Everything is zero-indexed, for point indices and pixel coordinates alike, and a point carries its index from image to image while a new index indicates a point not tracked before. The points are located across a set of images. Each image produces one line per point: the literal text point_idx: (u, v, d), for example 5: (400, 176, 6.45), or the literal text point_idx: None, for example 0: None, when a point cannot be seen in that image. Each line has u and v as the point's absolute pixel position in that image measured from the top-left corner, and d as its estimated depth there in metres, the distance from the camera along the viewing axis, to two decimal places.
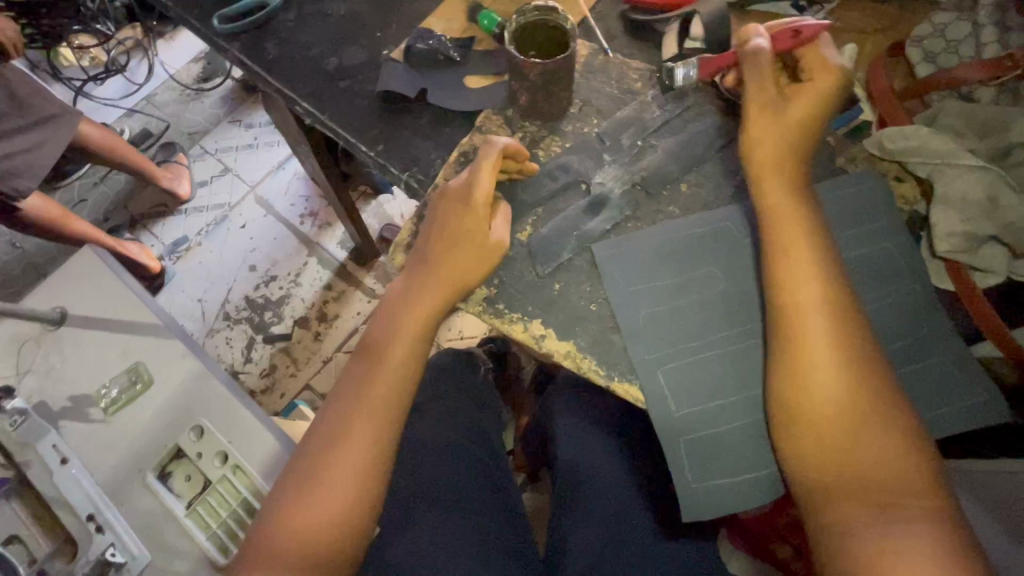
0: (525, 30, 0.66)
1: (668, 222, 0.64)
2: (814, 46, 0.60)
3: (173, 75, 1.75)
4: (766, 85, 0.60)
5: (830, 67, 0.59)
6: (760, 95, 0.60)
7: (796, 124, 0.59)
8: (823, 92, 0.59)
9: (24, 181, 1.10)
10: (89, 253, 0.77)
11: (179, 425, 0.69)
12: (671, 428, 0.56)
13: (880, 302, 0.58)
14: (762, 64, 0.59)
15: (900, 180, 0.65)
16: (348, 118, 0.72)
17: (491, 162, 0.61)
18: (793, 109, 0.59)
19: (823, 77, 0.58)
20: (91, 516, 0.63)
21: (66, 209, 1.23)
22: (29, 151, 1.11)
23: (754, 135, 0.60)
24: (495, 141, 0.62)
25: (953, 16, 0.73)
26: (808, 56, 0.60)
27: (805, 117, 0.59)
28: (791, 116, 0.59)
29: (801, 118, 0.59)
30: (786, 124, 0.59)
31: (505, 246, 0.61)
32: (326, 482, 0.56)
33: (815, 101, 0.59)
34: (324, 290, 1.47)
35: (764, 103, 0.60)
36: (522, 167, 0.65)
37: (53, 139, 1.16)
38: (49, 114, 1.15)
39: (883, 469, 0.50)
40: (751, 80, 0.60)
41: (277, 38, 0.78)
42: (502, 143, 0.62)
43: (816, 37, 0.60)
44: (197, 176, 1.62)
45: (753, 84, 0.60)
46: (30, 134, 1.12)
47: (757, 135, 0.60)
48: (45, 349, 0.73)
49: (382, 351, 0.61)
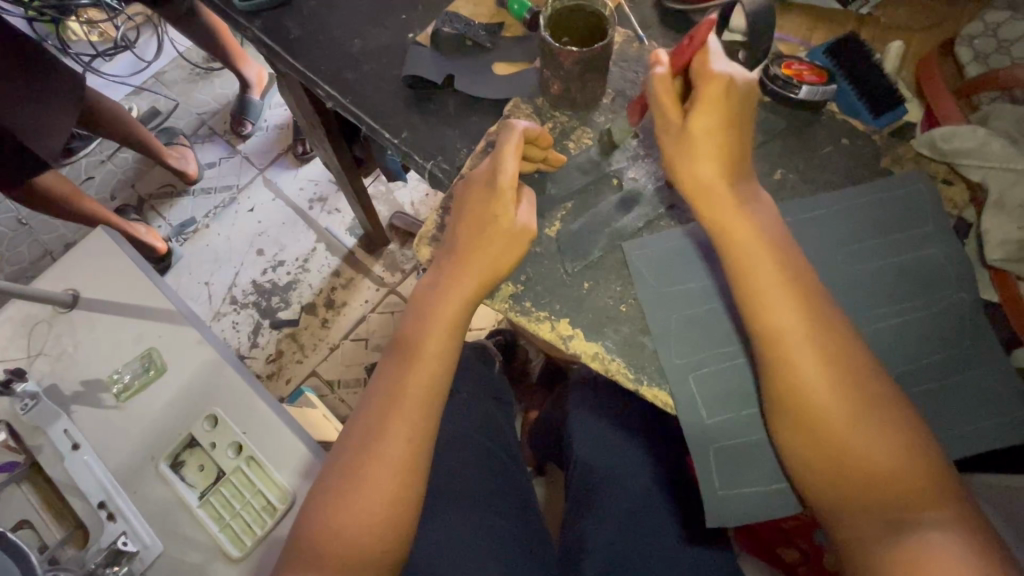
0: (561, 15, 0.63)
1: (702, 221, 0.62)
2: (707, 50, 0.55)
3: (182, 53, 1.72)
4: (660, 106, 0.56)
5: (715, 73, 0.54)
6: (663, 122, 0.57)
7: (707, 137, 0.54)
8: (719, 97, 0.53)
9: (53, 141, 1.04)
10: (101, 233, 0.75)
11: (192, 413, 0.68)
12: (701, 435, 0.54)
13: (925, 311, 0.56)
14: (660, 85, 0.56)
15: (949, 183, 0.63)
16: (371, 103, 0.70)
17: (515, 144, 0.58)
18: (693, 122, 0.54)
19: (709, 87, 0.53)
20: (103, 504, 0.63)
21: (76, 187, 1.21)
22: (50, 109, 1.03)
23: (672, 156, 0.56)
24: (516, 124, 0.59)
25: (1007, 15, 0.73)
26: (695, 65, 0.55)
27: (708, 127, 0.54)
28: (693, 129, 0.54)
29: (705, 132, 0.54)
30: (696, 141, 0.54)
31: (533, 231, 0.59)
32: (364, 484, 0.55)
33: (715, 111, 0.54)
34: (332, 277, 1.45)
35: (665, 124, 0.56)
36: (547, 156, 0.63)
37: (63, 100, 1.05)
38: (52, 73, 1.03)
39: (897, 478, 0.49)
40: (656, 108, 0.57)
41: (299, 17, 0.75)
42: (523, 125, 0.59)
43: (705, 43, 0.55)
44: (206, 157, 1.59)
45: (655, 108, 0.57)
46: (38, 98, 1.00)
47: (676, 158, 0.56)
48: (57, 332, 0.71)
49: (410, 348, 0.59)
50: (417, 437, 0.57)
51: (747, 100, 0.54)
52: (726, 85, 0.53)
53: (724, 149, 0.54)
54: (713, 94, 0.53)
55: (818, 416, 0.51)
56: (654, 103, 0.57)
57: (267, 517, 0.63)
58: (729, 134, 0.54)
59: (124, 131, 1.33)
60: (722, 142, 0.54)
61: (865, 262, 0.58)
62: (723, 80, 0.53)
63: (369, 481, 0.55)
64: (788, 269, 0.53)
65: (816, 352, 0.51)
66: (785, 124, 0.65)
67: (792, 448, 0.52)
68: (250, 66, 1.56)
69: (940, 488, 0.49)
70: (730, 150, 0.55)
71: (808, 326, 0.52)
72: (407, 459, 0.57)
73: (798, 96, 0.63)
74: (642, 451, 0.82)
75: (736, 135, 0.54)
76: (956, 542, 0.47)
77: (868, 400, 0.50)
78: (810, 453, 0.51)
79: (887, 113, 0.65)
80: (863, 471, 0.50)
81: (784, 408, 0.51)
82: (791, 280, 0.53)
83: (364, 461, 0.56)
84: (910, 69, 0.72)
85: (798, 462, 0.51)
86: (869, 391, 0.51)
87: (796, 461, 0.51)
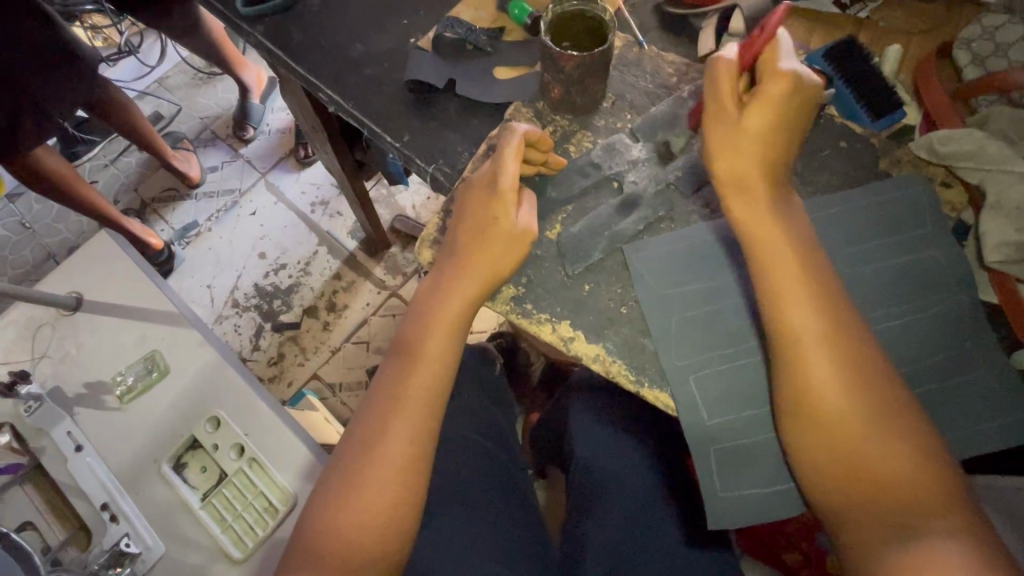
0: (561, 20, 0.64)
1: (702, 224, 0.62)
2: (775, 47, 0.55)
3: (185, 58, 1.73)
4: (719, 92, 0.56)
5: (782, 70, 0.54)
6: (717, 108, 0.57)
7: (756, 137, 0.55)
8: (780, 97, 0.54)
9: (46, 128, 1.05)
10: (105, 237, 0.76)
11: (195, 415, 0.68)
12: (702, 436, 0.55)
13: (924, 313, 0.57)
14: (723, 71, 0.56)
15: (948, 186, 0.64)
16: (373, 107, 0.70)
17: (515, 147, 0.58)
18: (751, 115, 0.54)
19: (773, 83, 0.53)
20: (105, 505, 0.63)
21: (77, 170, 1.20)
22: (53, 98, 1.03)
23: (716, 144, 0.56)
24: (517, 127, 0.60)
25: (1005, 18, 0.72)
26: (765, 56, 0.55)
27: (760, 127, 0.54)
28: (746, 125, 0.55)
29: (759, 128, 0.54)
30: (745, 135, 0.55)
31: (533, 233, 0.59)
32: (370, 486, 0.56)
33: (771, 110, 0.54)
34: (333, 280, 1.46)
35: (719, 111, 0.57)
36: (547, 159, 0.63)
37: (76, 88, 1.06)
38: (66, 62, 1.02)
39: (903, 483, 0.50)
40: (711, 94, 0.57)
41: (301, 22, 0.76)
42: (523, 129, 0.59)
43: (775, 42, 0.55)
44: (208, 161, 1.60)
45: (712, 95, 0.57)
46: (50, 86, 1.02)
47: (718, 148, 0.56)
48: (60, 335, 0.72)
49: (413, 350, 0.60)
50: (420, 438, 0.58)
51: (803, 107, 0.55)
52: (788, 87, 0.53)
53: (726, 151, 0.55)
54: (775, 92, 0.54)
55: (826, 418, 0.51)
56: (713, 90, 0.57)
57: (269, 520, 0.63)
58: (777, 137, 0.55)
59: (127, 121, 1.31)
60: (770, 142, 0.55)
61: (864, 264, 0.58)
62: (787, 79, 0.53)
63: (376, 482, 0.56)
64: (787, 271, 0.53)
65: (822, 354, 0.51)
66: None
67: (797, 450, 0.52)
68: (249, 70, 1.56)
69: (942, 491, 0.49)
70: (772, 151, 0.55)
71: (808, 328, 0.52)
72: (410, 461, 0.57)
73: None
74: (644, 453, 0.82)
75: (784, 139, 0.55)
76: (960, 546, 0.47)
77: (871, 402, 0.51)
78: (816, 455, 0.51)
79: (886, 116, 0.65)
80: (868, 474, 0.50)
81: (792, 410, 0.52)
82: (792, 282, 0.53)
83: (369, 463, 0.56)
84: (907, 72, 0.72)
85: (804, 463, 0.52)
86: (872, 393, 0.51)
87: (801, 463, 0.52)
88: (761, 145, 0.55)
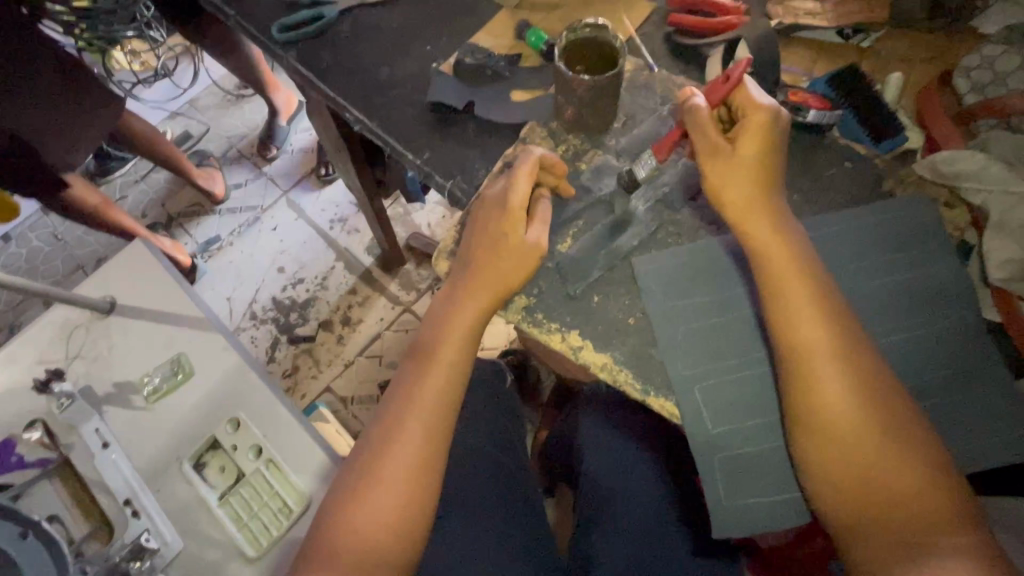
0: (574, 45, 0.67)
1: (709, 238, 0.64)
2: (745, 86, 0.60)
3: (216, 80, 1.82)
4: (707, 131, 0.58)
5: (761, 105, 0.58)
6: (706, 145, 0.59)
7: (753, 165, 0.57)
8: (766, 126, 0.57)
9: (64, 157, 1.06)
10: (140, 245, 0.80)
11: (216, 417, 0.71)
12: (707, 445, 0.56)
13: (927, 329, 0.58)
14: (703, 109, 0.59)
15: (950, 206, 0.67)
16: (395, 126, 0.75)
17: (529, 169, 0.62)
18: (743, 148, 0.57)
19: (757, 115, 0.57)
20: (128, 501, 0.65)
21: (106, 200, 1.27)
22: (67, 132, 1.05)
23: (713, 180, 0.58)
24: (533, 150, 0.63)
25: (1002, 49, 0.73)
26: (738, 98, 0.60)
27: (752, 156, 0.57)
28: (741, 155, 0.57)
29: (752, 157, 0.57)
30: (740, 165, 0.57)
31: (543, 249, 0.61)
32: (386, 486, 0.58)
33: (759, 138, 0.57)
34: (349, 294, 1.49)
35: (712, 147, 0.59)
36: (559, 183, 0.66)
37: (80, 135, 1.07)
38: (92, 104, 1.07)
39: (907, 499, 0.51)
40: (695, 133, 0.60)
41: (332, 48, 0.81)
42: (541, 152, 0.63)
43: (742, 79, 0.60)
44: (232, 178, 1.67)
45: (697, 133, 0.59)
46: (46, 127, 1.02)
47: (718, 182, 0.58)
48: (94, 336, 0.75)
49: (428, 355, 0.62)
50: (431, 443, 0.60)
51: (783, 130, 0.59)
52: (771, 116, 0.57)
53: (732, 178, 0.58)
54: (760, 122, 0.57)
55: (835, 431, 0.52)
56: (697, 128, 0.59)
57: (284, 519, 0.65)
58: (768, 160, 0.58)
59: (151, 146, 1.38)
60: (760, 170, 0.58)
61: (867, 280, 0.60)
62: (769, 110, 0.57)
63: (390, 483, 0.58)
64: (791, 284, 0.55)
65: (827, 367, 0.53)
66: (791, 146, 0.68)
67: (806, 463, 0.53)
68: (281, 93, 1.61)
69: (947, 505, 0.50)
70: (761, 177, 0.58)
71: (807, 343, 0.54)
72: (424, 463, 0.59)
73: (807, 119, 0.66)
74: (651, 466, 0.83)
75: (774, 163, 0.58)
76: (962, 560, 0.48)
77: (874, 415, 0.52)
78: (822, 467, 0.52)
79: (887, 141, 0.68)
80: (870, 486, 0.52)
81: (803, 423, 0.53)
82: (797, 295, 0.55)
83: (384, 463, 0.58)
84: (909, 99, 0.74)
85: (811, 475, 0.53)
86: (877, 407, 0.52)
87: (810, 476, 0.53)
88: (756, 169, 0.58)
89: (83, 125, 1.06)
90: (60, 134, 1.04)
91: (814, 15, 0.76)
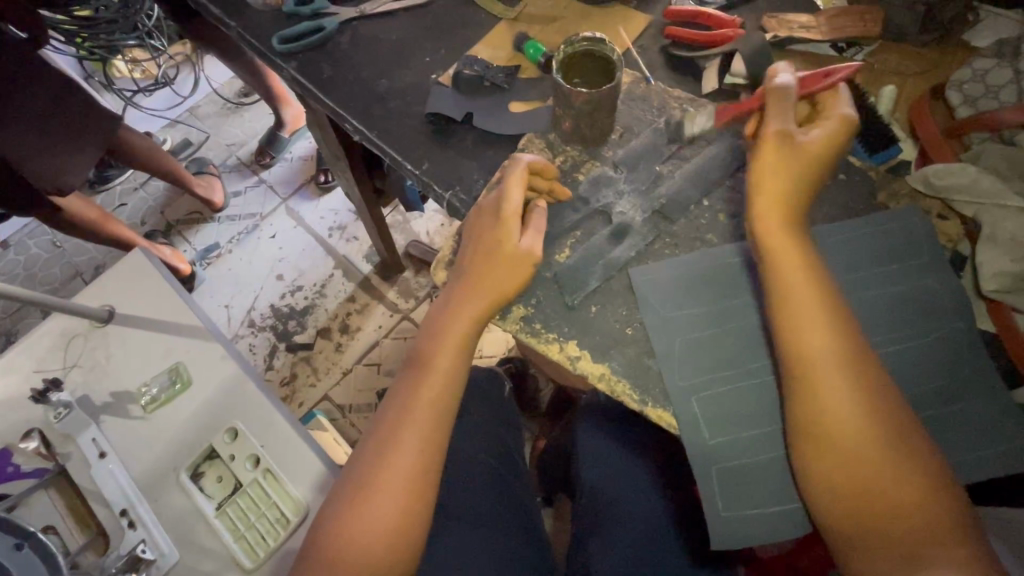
0: (571, 58, 0.68)
1: (706, 249, 0.65)
2: (836, 91, 0.60)
3: (215, 89, 1.83)
4: (781, 112, 0.58)
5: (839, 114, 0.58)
6: (777, 123, 0.58)
7: (813, 160, 0.58)
8: (832, 136, 0.58)
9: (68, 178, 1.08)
10: (139, 255, 0.80)
11: (214, 426, 0.71)
12: (704, 456, 0.56)
13: (923, 340, 0.58)
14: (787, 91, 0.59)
15: (943, 218, 0.66)
16: (394, 137, 0.75)
17: (519, 175, 0.63)
18: (807, 144, 0.57)
19: (831, 123, 0.58)
20: (125, 511, 0.65)
21: (104, 211, 1.29)
22: (70, 152, 1.07)
23: (766, 164, 0.58)
24: (520, 158, 0.65)
25: (994, 62, 0.75)
26: (826, 100, 0.60)
27: (807, 158, 0.58)
28: (807, 146, 0.58)
29: (810, 158, 0.58)
30: (796, 162, 0.58)
31: (535, 254, 0.62)
32: (385, 496, 0.57)
33: (832, 140, 0.58)
34: (347, 302, 1.50)
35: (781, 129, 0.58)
36: (552, 188, 0.66)
37: (74, 160, 1.08)
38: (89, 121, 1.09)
39: (906, 510, 0.51)
40: (772, 109, 0.59)
41: (332, 59, 0.81)
42: (527, 159, 0.64)
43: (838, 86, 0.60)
44: (232, 186, 1.68)
45: (772, 112, 0.59)
46: (44, 149, 1.02)
47: (769, 169, 0.58)
48: (92, 346, 0.76)
49: (427, 365, 0.62)
50: (430, 453, 0.60)
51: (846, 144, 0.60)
52: (841, 130, 0.58)
53: (779, 178, 0.58)
54: (831, 129, 0.58)
55: (837, 441, 0.52)
56: (773, 108, 0.59)
57: (281, 530, 0.65)
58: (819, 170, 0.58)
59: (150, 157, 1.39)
60: (808, 177, 0.58)
61: (862, 291, 0.61)
62: (843, 122, 0.58)
63: (389, 493, 0.58)
64: (788, 295, 0.55)
65: (827, 377, 0.53)
66: None
67: (806, 472, 0.53)
68: (289, 107, 1.62)
69: (947, 516, 0.50)
70: (804, 188, 0.59)
71: (804, 354, 0.54)
72: (423, 473, 0.59)
73: None
74: (649, 476, 0.82)
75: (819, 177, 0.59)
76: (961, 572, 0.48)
77: (875, 425, 0.52)
78: (822, 477, 0.52)
79: (880, 153, 0.70)
80: (870, 496, 0.52)
81: (804, 432, 0.53)
82: (793, 306, 0.55)
83: (385, 472, 0.58)
84: (903, 111, 0.75)
85: (811, 485, 0.53)
86: (877, 416, 0.52)
87: (809, 486, 0.53)
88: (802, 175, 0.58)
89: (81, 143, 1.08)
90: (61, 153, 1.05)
91: (807, 28, 0.77)
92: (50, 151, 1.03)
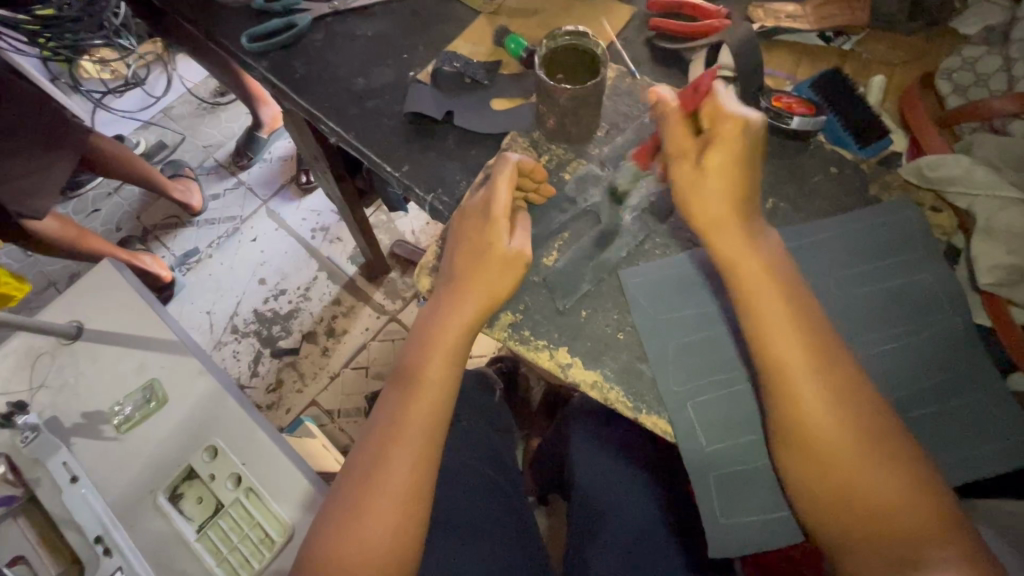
0: (556, 53, 0.66)
1: (699, 248, 0.63)
2: (716, 93, 0.56)
3: (190, 88, 1.77)
4: (675, 139, 0.57)
5: (730, 113, 0.54)
6: (675, 152, 0.57)
7: (720, 177, 0.55)
8: (734, 136, 0.54)
9: (41, 201, 1.02)
10: (107, 266, 0.76)
11: (193, 445, 0.68)
12: (702, 462, 0.55)
13: (920, 337, 0.57)
14: (668, 116, 0.58)
15: (937, 210, 0.65)
16: (373, 138, 0.72)
17: (508, 174, 0.60)
18: (709, 159, 0.54)
19: (724, 126, 0.54)
20: (100, 538, 0.61)
21: (80, 228, 1.24)
22: (38, 172, 1.01)
23: (683, 191, 0.56)
24: (510, 156, 0.62)
25: (982, 50, 0.75)
26: (705, 108, 0.56)
27: (721, 167, 0.54)
28: (708, 166, 0.54)
29: (720, 165, 0.54)
30: (708, 176, 0.55)
31: (527, 254, 0.59)
32: (367, 514, 0.55)
33: (730, 149, 0.54)
34: (333, 305, 1.46)
35: (681, 156, 0.57)
36: (539, 187, 0.65)
37: (46, 180, 1.03)
38: (55, 137, 1.03)
39: (895, 512, 0.50)
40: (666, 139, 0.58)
41: (305, 57, 0.78)
42: (517, 158, 0.61)
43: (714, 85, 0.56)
44: (209, 189, 1.63)
45: (668, 141, 0.58)
46: (12, 174, 0.97)
47: (687, 195, 0.56)
48: (59, 364, 0.72)
49: (413, 377, 0.60)
50: (419, 470, 0.57)
51: (760, 138, 0.55)
52: (742, 122, 0.53)
53: (714, 188, 0.55)
54: (730, 130, 0.54)
55: (824, 445, 0.51)
56: (667, 136, 0.58)
57: (266, 552, 0.62)
58: (740, 170, 0.55)
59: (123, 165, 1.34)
60: (734, 178, 0.55)
61: (858, 287, 0.59)
62: (738, 117, 0.54)
63: (374, 513, 0.55)
64: (782, 296, 0.54)
65: (816, 380, 0.52)
66: (775, 150, 0.67)
67: (794, 479, 0.52)
68: (267, 107, 1.56)
69: (938, 517, 0.49)
70: (740, 190, 0.55)
71: (801, 356, 0.52)
72: (411, 490, 0.57)
73: (790, 126, 0.65)
74: (643, 476, 0.81)
75: (750, 173, 0.55)
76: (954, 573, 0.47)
77: (863, 427, 0.51)
78: (810, 483, 0.51)
79: (875, 142, 0.68)
80: (861, 501, 0.50)
81: (786, 437, 0.52)
82: (790, 307, 0.54)
83: (365, 491, 0.56)
84: (893, 101, 0.75)
85: (800, 491, 0.51)
86: (867, 418, 0.51)
87: (798, 492, 0.52)
88: (730, 178, 0.55)
89: (48, 161, 1.03)
90: (28, 174, 1.00)
91: (794, 17, 0.75)
92: (18, 172, 0.98)
